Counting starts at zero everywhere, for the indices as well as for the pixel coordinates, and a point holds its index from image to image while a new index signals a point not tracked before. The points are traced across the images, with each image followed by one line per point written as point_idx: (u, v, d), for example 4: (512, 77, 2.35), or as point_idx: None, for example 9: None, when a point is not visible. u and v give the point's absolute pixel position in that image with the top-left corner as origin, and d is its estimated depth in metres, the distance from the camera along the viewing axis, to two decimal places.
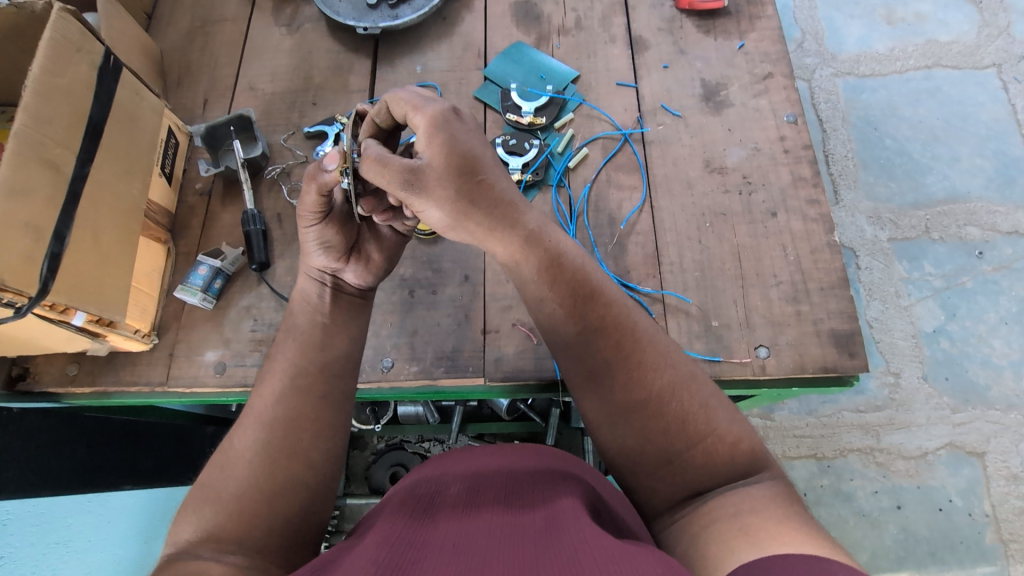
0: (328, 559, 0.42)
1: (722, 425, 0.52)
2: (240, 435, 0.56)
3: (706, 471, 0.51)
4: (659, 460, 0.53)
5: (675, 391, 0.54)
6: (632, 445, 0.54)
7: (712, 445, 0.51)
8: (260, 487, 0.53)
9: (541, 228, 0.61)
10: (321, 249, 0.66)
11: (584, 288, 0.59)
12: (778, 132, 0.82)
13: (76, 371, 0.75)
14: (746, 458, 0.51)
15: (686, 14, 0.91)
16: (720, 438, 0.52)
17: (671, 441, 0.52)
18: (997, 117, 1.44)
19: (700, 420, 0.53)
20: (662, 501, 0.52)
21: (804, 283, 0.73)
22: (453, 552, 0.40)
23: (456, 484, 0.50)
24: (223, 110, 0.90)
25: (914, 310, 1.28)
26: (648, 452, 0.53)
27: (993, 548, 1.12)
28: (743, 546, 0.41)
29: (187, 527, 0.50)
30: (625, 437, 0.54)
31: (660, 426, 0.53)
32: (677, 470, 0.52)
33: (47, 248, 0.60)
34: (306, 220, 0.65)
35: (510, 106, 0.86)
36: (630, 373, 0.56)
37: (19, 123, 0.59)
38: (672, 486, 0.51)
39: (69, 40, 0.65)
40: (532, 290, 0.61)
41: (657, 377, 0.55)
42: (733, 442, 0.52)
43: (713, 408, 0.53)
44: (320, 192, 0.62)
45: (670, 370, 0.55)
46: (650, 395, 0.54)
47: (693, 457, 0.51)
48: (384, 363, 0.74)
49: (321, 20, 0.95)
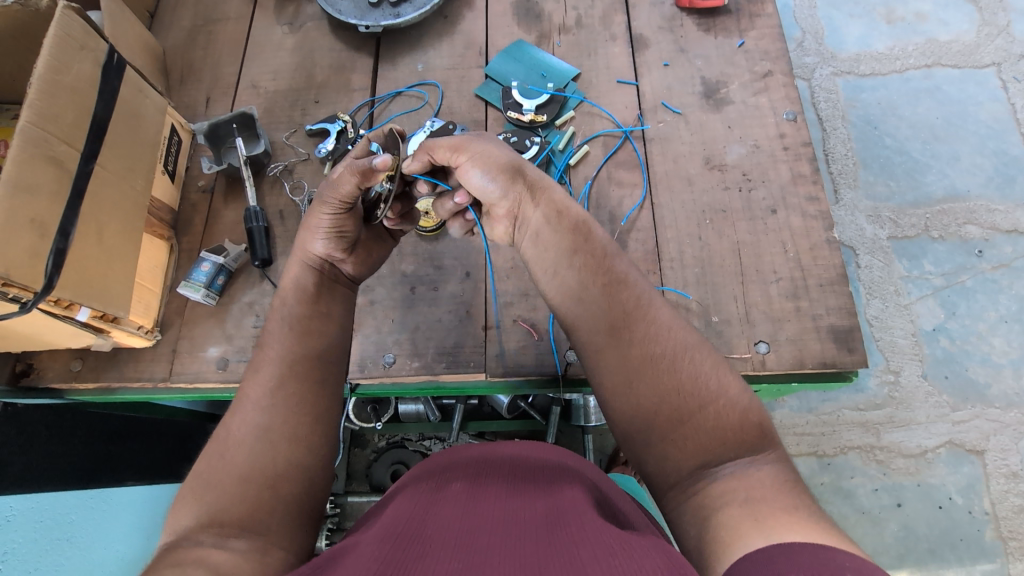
0: (330, 557, 0.41)
1: (734, 393, 0.53)
2: (241, 425, 0.56)
3: (716, 436, 0.50)
4: (672, 418, 0.53)
5: (688, 352, 0.56)
6: (646, 403, 0.54)
7: (722, 408, 0.52)
8: (261, 472, 0.53)
9: (567, 201, 0.68)
10: (331, 237, 0.69)
11: (601, 257, 0.64)
12: (778, 130, 0.82)
13: (80, 367, 0.75)
14: (755, 428, 0.50)
15: (686, 12, 0.92)
16: (730, 404, 0.52)
17: (684, 399, 0.53)
18: (997, 116, 1.44)
19: (712, 381, 0.54)
20: (673, 468, 0.51)
21: (804, 279, 0.74)
22: (457, 551, 0.39)
23: (457, 479, 0.50)
24: (225, 108, 0.91)
25: (914, 308, 1.29)
26: (662, 410, 0.53)
27: (993, 545, 1.13)
28: (751, 533, 0.41)
29: (188, 513, 0.50)
30: (640, 397, 0.55)
31: (674, 382, 0.54)
32: (691, 430, 0.52)
33: (52, 243, 0.60)
34: (328, 207, 0.67)
35: (511, 104, 0.86)
36: (646, 330, 0.58)
37: (24, 119, 0.59)
38: (684, 451, 0.51)
39: (74, 37, 0.66)
40: (556, 259, 0.65)
41: (670, 340, 0.57)
42: (742, 412, 0.51)
43: (723, 371, 0.55)
44: (360, 184, 0.65)
45: (683, 335, 0.57)
46: (664, 352, 0.56)
47: (704, 418, 0.52)
48: (386, 358, 0.75)
49: (324, 19, 0.95)
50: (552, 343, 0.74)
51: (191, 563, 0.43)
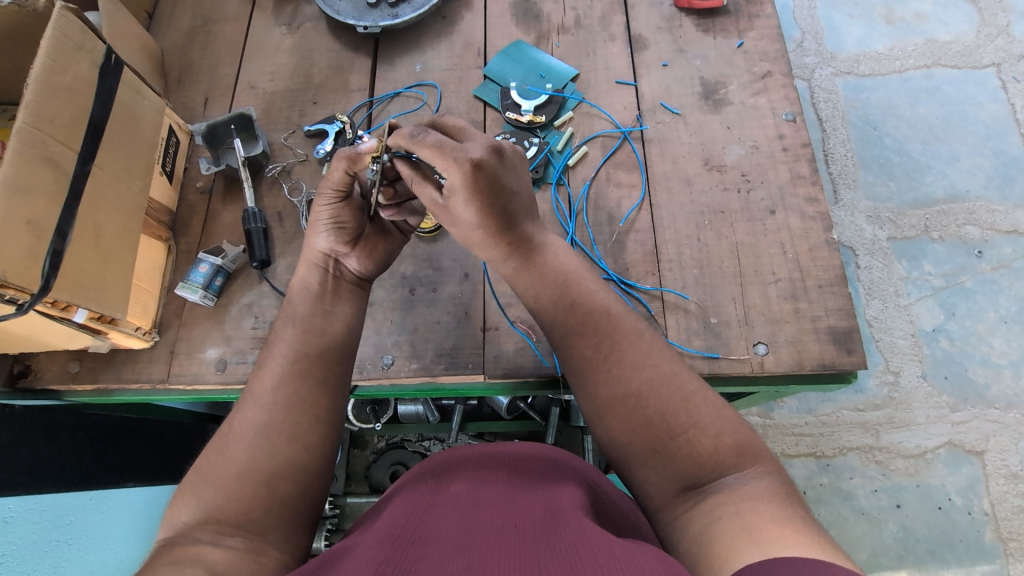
0: (327, 560, 0.41)
1: (704, 419, 0.52)
2: (244, 419, 0.56)
3: (693, 463, 0.50)
4: (646, 449, 0.53)
5: (654, 388, 0.54)
6: (620, 438, 0.54)
7: (694, 437, 0.51)
8: (261, 468, 0.53)
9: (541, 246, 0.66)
10: (332, 229, 0.69)
11: (569, 295, 0.63)
12: (777, 130, 0.82)
13: (78, 368, 0.75)
14: (731, 451, 0.50)
15: (685, 13, 0.92)
16: (702, 431, 0.51)
17: (656, 433, 0.53)
18: (997, 116, 1.44)
19: (680, 414, 0.53)
20: (658, 494, 0.51)
21: (803, 281, 0.74)
22: (456, 553, 0.39)
23: (456, 481, 0.49)
24: (223, 109, 0.90)
25: (913, 309, 1.28)
26: (634, 443, 0.53)
27: (992, 547, 1.12)
28: (747, 548, 0.41)
29: (186, 510, 0.50)
30: (613, 432, 0.55)
31: (641, 419, 0.54)
32: (665, 459, 0.51)
33: (49, 245, 0.60)
34: (325, 198, 0.68)
35: (509, 104, 0.86)
36: (610, 369, 0.57)
37: (21, 120, 0.59)
38: (664, 475, 0.51)
39: (71, 38, 0.65)
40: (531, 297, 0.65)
41: (635, 376, 0.56)
42: (715, 436, 0.51)
43: (693, 404, 0.53)
44: (348, 170, 0.65)
45: (649, 369, 0.56)
46: (629, 391, 0.55)
47: (678, 448, 0.51)
48: (385, 359, 0.74)
49: (322, 19, 0.95)
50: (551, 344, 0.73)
51: (189, 560, 0.43)
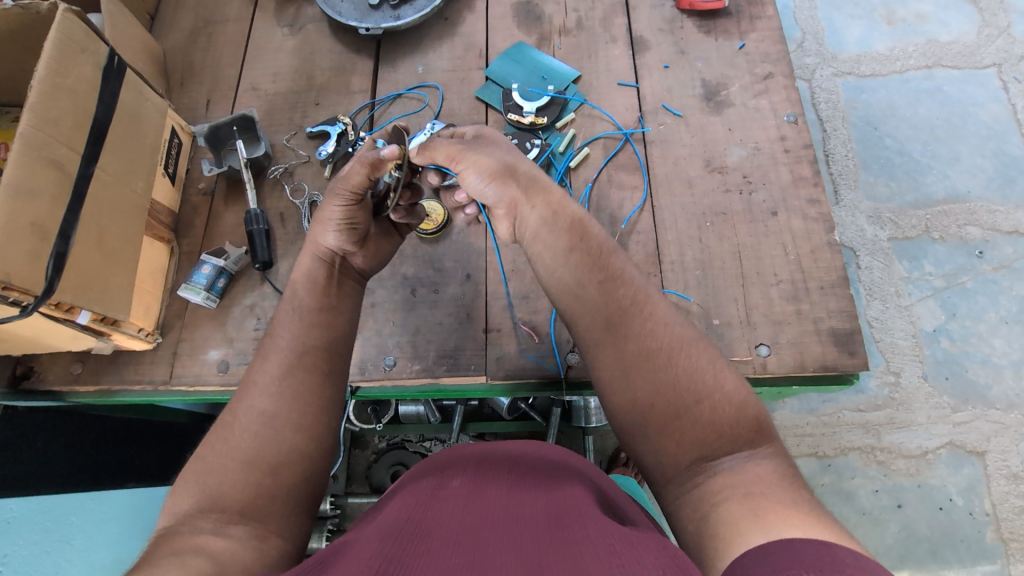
0: (329, 556, 0.41)
1: (729, 387, 0.53)
2: (246, 418, 0.56)
3: (711, 427, 0.51)
4: (668, 414, 0.53)
5: (685, 346, 0.57)
6: (642, 397, 0.55)
7: (718, 403, 0.52)
8: (265, 467, 0.53)
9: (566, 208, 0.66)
10: (342, 229, 0.69)
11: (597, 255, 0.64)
12: (778, 132, 0.82)
13: (80, 370, 0.75)
14: (750, 424, 0.51)
15: (687, 14, 0.92)
16: (726, 398, 0.52)
17: (679, 393, 0.54)
18: (998, 117, 1.44)
19: (707, 375, 0.54)
20: (672, 462, 0.51)
21: (805, 282, 0.74)
22: (458, 549, 0.39)
23: (458, 477, 0.49)
24: (226, 110, 0.91)
25: (915, 309, 1.28)
26: (658, 405, 0.54)
27: (994, 547, 1.12)
28: (751, 530, 0.41)
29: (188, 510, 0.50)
30: (638, 390, 0.55)
31: (670, 377, 0.55)
32: (686, 424, 0.52)
33: (52, 247, 0.60)
34: (338, 198, 0.68)
35: (512, 106, 0.86)
36: (642, 325, 0.59)
37: (25, 123, 0.59)
38: (681, 445, 0.51)
39: (74, 40, 0.66)
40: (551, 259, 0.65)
41: (667, 333, 0.58)
42: (738, 405, 0.52)
43: (719, 368, 0.55)
44: (370, 175, 0.67)
45: (680, 330, 0.58)
46: (660, 346, 0.57)
47: (700, 412, 0.52)
48: (386, 361, 0.74)
49: (324, 20, 0.95)
50: (554, 345, 0.74)
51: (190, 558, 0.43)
